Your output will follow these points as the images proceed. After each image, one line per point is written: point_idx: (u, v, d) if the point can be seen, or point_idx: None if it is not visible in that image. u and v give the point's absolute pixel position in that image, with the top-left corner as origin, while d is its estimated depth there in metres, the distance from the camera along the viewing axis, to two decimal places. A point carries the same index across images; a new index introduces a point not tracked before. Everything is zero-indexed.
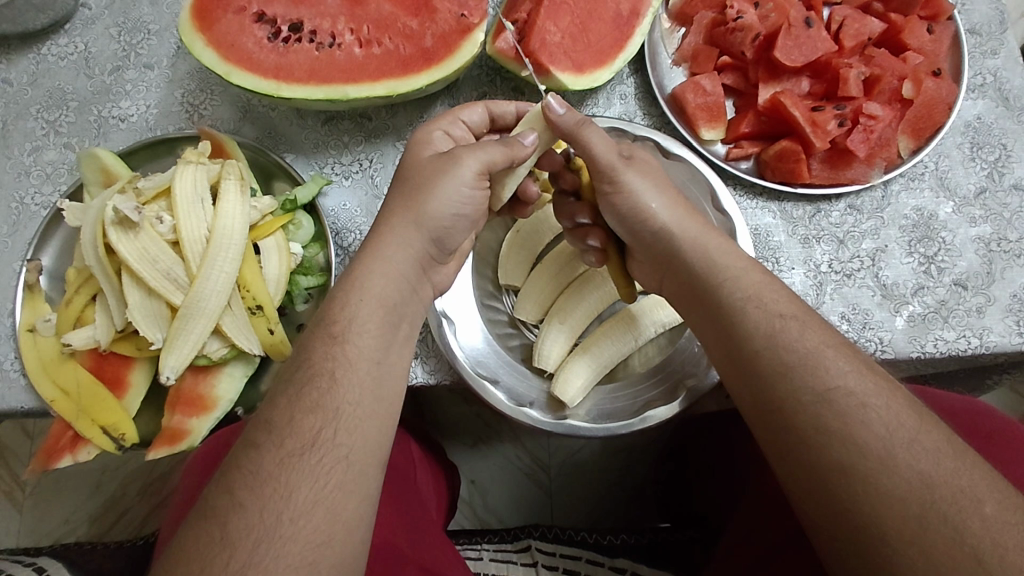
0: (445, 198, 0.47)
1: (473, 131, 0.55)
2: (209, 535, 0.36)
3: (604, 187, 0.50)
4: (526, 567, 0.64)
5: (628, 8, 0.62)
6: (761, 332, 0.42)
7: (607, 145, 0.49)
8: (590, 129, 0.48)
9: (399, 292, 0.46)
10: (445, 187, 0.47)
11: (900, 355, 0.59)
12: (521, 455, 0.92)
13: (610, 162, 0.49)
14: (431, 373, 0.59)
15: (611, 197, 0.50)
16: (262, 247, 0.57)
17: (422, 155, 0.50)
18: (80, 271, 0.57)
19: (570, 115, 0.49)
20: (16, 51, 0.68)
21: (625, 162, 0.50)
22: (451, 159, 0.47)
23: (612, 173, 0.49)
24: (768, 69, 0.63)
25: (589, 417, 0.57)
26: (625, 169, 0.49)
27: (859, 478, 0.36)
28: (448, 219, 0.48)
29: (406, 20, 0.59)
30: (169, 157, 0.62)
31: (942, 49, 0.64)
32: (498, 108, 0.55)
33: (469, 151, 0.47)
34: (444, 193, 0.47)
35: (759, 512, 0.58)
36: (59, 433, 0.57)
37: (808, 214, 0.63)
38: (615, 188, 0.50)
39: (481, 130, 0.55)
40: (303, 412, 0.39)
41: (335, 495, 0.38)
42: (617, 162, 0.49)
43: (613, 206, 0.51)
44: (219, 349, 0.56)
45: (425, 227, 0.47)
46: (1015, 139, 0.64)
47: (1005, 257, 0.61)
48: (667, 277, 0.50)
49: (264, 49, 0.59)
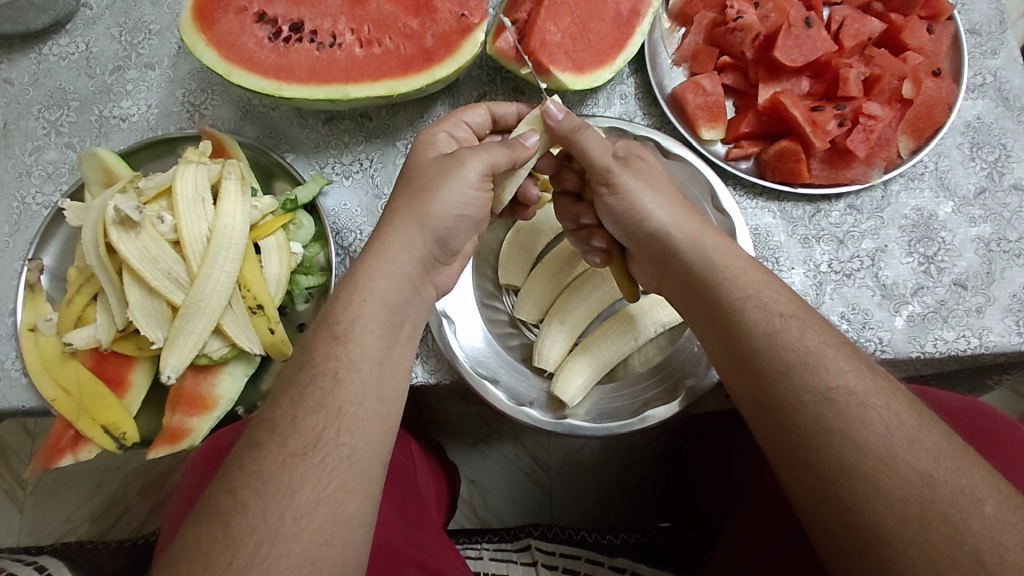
0: (449, 199, 0.47)
1: (475, 132, 0.55)
2: (211, 534, 0.36)
3: (603, 188, 0.50)
4: (526, 566, 0.64)
5: (628, 9, 0.62)
6: (762, 332, 0.42)
7: (602, 148, 0.50)
8: (584, 134, 0.50)
9: (400, 292, 0.46)
10: (449, 188, 0.47)
11: (900, 354, 0.59)
12: (521, 454, 0.92)
13: (605, 164, 0.49)
14: (432, 373, 0.59)
15: (607, 198, 0.51)
16: (262, 246, 0.58)
17: (426, 156, 0.50)
18: (81, 271, 0.57)
19: (567, 120, 0.50)
20: (17, 52, 0.68)
21: (621, 164, 0.50)
22: (456, 161, 0.48)
23: (608, 175, 0.50)
24: (768, 69, 0.63)
25: (589, 417, 0.57)
26: (621, 171, 0.49)
27: (860, 478, 0.36)
28: (450, 219, 0.48)
29: (406, 20, 0.59)
30: (170, 156, 0.62)
31: (941, 49, 0.64)
32: (500, 110, 0.55)
33: (474, 153, 0.48)
34: (448, 194, 0.47)
35: (759, 512, 0.58)
36: (59, 432, 0.57)
37: (808, 214, 0.63)
38: (611, 189, 0.50)
39: (482, 132, 0.56)
40: (304, 412, 0.39)
41: (336, 494, 0.38)
42: (613, 164, 0.50)
43: (610, 208, 0.51)
44: (219, 348, 0.56)
45: (428, 228, 0.47)
46: (1015, 139, 0.64)
47: (1005, 257, 0.61)
48: (665, 276, 0.50)
49: (265, 49, 0.59)
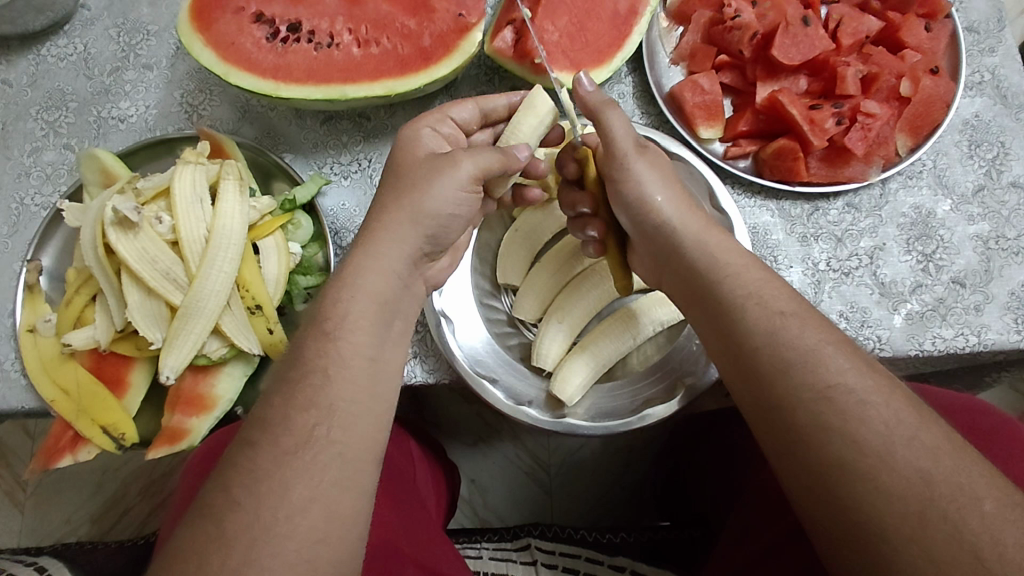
0: (439, 195, 0.47)
1: (462, 128, 0.55)
2: (205, 532, 0.36)
3: (612, 172, 0.50)
4: (525, 565, 0.64)
5: (626, 8, 0.62)
6: (757, 331, 0.42)
7: (627, 132, 0.50)
8: (610, 111, 0.49)
9: (392, 288, 0.46)
10: (441, 184, 0.47)
11: (899, 352, 0.59)
12: (521, 454, 0.93)
13: (625, 149, 0.49)
14: (430, 371, 0.59)
15: (619, 184, 0.50)
16: (261, 247, 0.58)
17: (417, 155, 0.50)
18: (80, 272, 0.57)
19: (597, 93, 0.50)
20: (16, 53, 0.68)
21: (639, 150, 0.50)
22: (448, 162, 0.48)
23: (623, 159, 0.49)
24: (766, 68, 0.63)
25: (588, 415, 0.57)
26: (636, 158, 0.50)
27: (855, 477, 0.36)
28: (443, 216, 0.48)
29: (404, 20, 0.59)
30: (168, 157, 0.62)
31: (940, 46, 0.64)
32: (489, 104, 0.55)
33: (467, 155, 0.48)
34: (439, 189, 0.47)
35: (758, 509, 0.58)
36: (59, 433, 0.57)
37: (806, 212, 0.63)
38: (624, 174, 0.50)
39: (470, 127, 0.56)
40: (297, 410, 0.39)
41: (331, 492, 0.38)
42: (630, 150, 0.50)
43: (622, 195, 0.51)
44: (218, 348, 0.56)
45: (420, 223, 0.47)
46: (1014, 136, 0.64)
47: (1004, 255, 0.61)
48: (666, 275, 0.50)
49: (262, 49, 0.59)
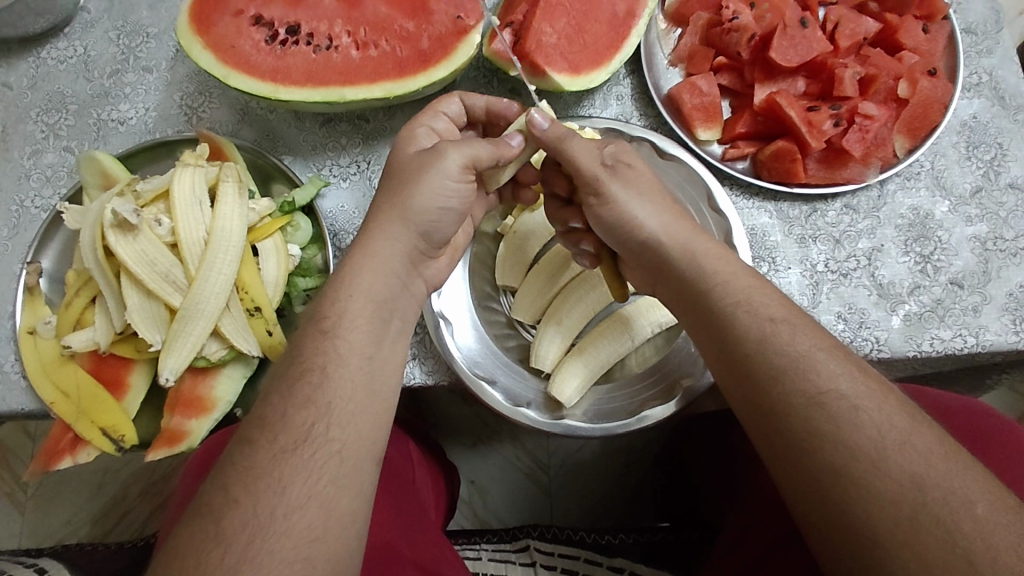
0: (428, 193, 0.47)
1: (454, 121, 0.55)
2: (203, 530, 0.36)
3: (590, 199, 0.50)
4: (525, 566, 0.65)
5: (624, 9, 0.62)
6: (752, 336, 0.42)
7: (590, 157, 0.49)
8: (571, 143, 0.49)
9: (384, 287, 0.46)
10: (429, 181, 0.47)
11: (897, 354, 0.59)
12: (520, 455, 0.93)
13: (594, 174, 0.49)
14: (429, 373, 0.59)
15: (597, 208, 0.50)
16: (260, 249, 0.58)
17: (406, 152, 0.50)
18: (80, 274, 0.58)
19: (554, 128, 0.49)
20: (15, 55, 0.69)
21: (610, 173, 0.49)
22: (434, 155, 0.47)
23: (597, 186, 0.49)
24: (764, 69, 0.63)
25: (586, 416, 0.57)
26: (609, 180, 0.49)
27: (850, 481, 0.36)
28: (432, 213, 0.47)
29: (402, 22, 0.59)
30: (168, 159, 0.62)
31: (937, 48, 0.64)
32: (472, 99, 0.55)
33: (453, 147, 0.48)
34: (427, 187, 0.47)
35: (755, 509, 0.58)
36: (59, 434, 0.57)
37: (804, 214, 0.63)
38: (601, 200, 0.50)
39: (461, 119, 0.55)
40: (295, 408, 0.40)
41: (327, 490, 0.38)
42: (601, 173, 0.49)
43: (600, 217, 0.51)
44: (217, 350, 0.56)
45: (412, 222, 0.47)
46: (1011, 138, 0.64)
47: (1001, 256, 0.61)
48: (658, 283, 0.50)
49: (261, 52, 0.59)
